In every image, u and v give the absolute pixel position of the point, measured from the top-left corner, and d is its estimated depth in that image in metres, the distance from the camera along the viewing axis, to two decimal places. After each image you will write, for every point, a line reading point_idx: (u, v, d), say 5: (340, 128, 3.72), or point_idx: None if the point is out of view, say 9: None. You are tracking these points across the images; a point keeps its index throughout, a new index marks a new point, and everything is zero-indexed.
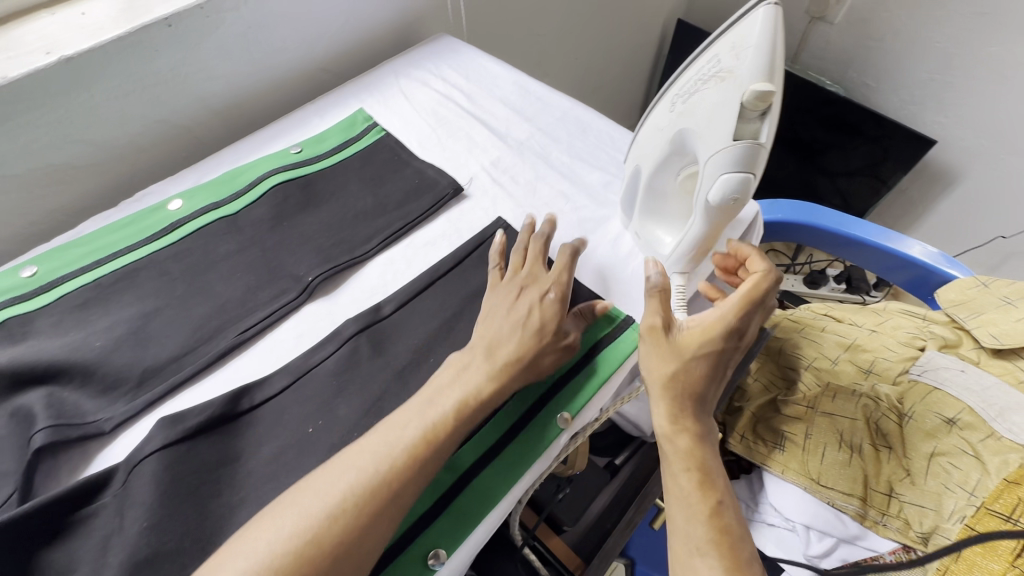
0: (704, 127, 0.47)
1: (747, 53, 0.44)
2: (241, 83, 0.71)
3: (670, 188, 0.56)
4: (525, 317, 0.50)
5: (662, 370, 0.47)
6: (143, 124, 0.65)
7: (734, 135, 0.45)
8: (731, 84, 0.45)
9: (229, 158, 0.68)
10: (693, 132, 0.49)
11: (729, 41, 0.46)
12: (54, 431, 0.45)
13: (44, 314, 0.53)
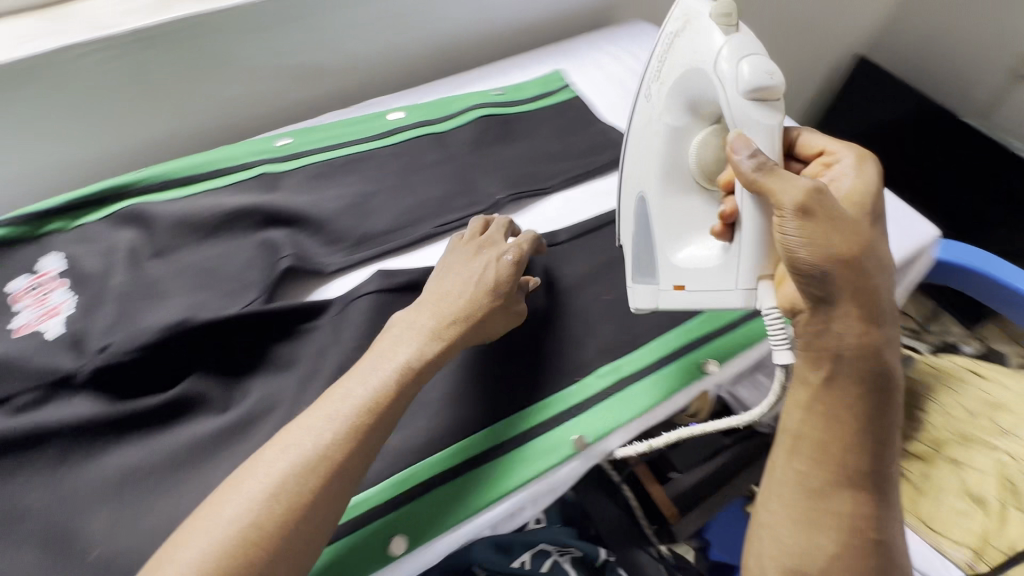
0: (698, 63, 0.49)
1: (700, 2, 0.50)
2: (465, 28, 0.80)
3: (687, 182, 0.52)
4: (490, 279, 0.50)
5: (844, 290, 0.39)
6: (384, 46, 0.76)
7: (725, 37, 0.47)
8: (695, 23, 0.50)
9: (442, 88, 0.78)
10: (690, 75, 0.50)
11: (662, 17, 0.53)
12: (295, 260, 0.57)
13: (291, 176, 0.65)
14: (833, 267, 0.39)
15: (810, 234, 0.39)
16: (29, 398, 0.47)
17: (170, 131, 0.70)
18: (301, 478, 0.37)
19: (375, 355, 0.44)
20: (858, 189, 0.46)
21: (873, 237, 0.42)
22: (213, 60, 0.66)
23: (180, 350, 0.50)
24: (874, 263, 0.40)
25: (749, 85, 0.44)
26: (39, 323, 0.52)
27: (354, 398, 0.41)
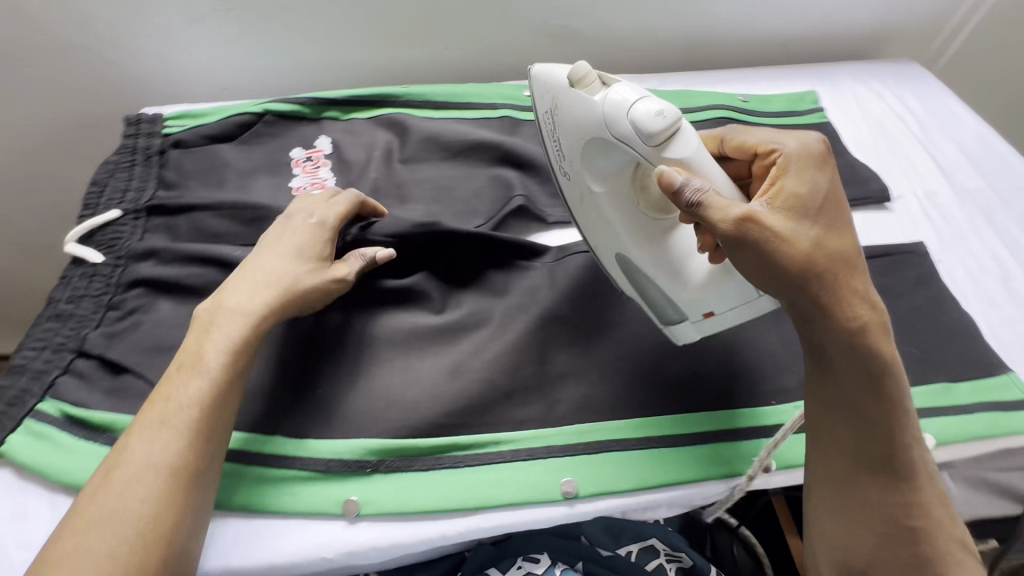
0: (593, 134, 0.46)
1: (554, 76, 0.47)
2: (722, 29, 0.79)
3: (642, 228, 0.48)
4: (296, 246, 0.50)
5: (794, 285, 0.41)
6: (641, 27, 0.78)
7: (595, 97, 0.44)
8: (566, 109, 0.47)
9: (684, 81, 0.77)
10: (594, 146, 0.47)
11: (537, 94, 0.49)
12: (525, 202, 0.60)
13: (529, 124, 0.69)
14: (766, 269, 0.41)
15: (748, 247, 0.41)
16: None
17: (434, 59, 0.77)
18: (163, 475, 0.40)
19: (224, 339, 0.45)
20: (815, 188, 0.43)
21: (827, 230, 0.42)
22: (495, 3, 0.72)
23: (410, 250, 0.54)
24: (823, 253, 0.41)
25: (636, 128, 0.42)
26: (312, 189, 0.61)
27: (188, 397, 0.42)
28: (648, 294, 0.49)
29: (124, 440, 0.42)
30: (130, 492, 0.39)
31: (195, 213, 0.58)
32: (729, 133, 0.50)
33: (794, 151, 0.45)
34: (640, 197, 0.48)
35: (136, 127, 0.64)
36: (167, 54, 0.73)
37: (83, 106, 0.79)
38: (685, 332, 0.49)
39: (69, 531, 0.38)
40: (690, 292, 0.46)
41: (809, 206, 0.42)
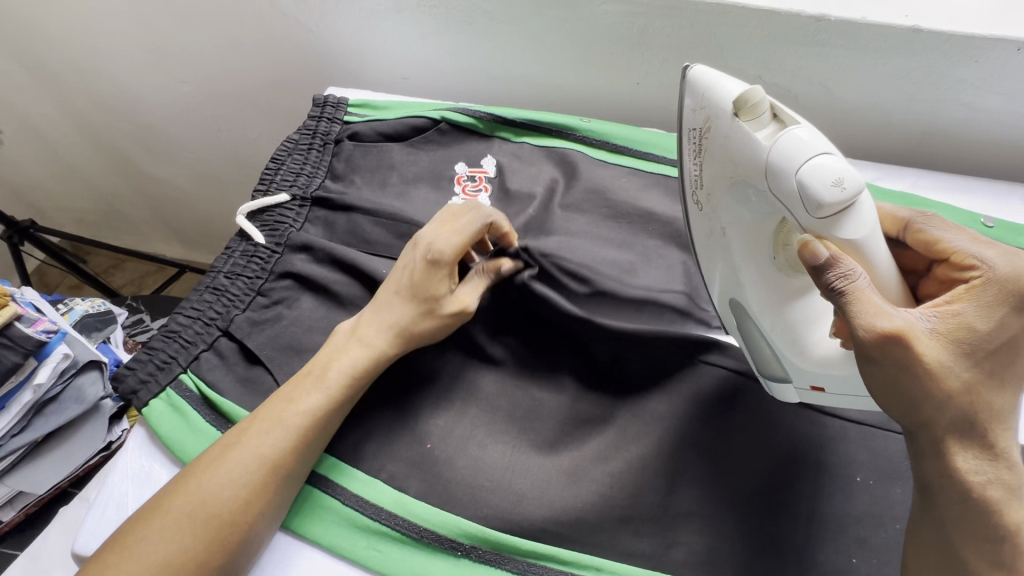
0: (744, 175, 0.38)
1: (709, 91, 0.38)
2: (983, 128, 0.64)
3: (771, 282, 0.41)
4: (408, 284, 0.48)
5: (914, 408, 0.36)
6: (874, 105, 0.65)
7: (754, 126, 0.36)
8: (711, 125, 0.39)
9: (913, 180, 0.63)
10: (738, 187, 0.39)
11: (688, 105, 0.40)
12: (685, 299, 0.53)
13: None
14: (892, 389, 0.36)
15: (889, 368, 0.35)
16: None
17: (622, 94, 0.72)
18: (263, 469, 0.41)
19: (344, 370, 0.45)
20: (1001, 334, 0.36)
21: (987, 377, 0.36)
22: (711, 51, 0.65)
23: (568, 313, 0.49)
24: (963, 390, 0.36)
25: (805, 189, 0.34)
26: None
27: (302, 422, 0.43)
28: (751, 339, 0.45)
29: (245, 424, 0.43)
30: (223, 493, 0.40)
31: (354, 214, 0.58)
32: (920, 221, 0.41)
33: (999, 279, 0.37)
34: (779, 252, 0.40)
35: (320, 110, 0.66)
36: (365, 38, 0.74)
37: (279, 70, 0.83)
38: (785, 388, 0.44)
39: (160, 504, 0.40)
40: (804, 361, 0.40)
41: (978, 348, 0.36)
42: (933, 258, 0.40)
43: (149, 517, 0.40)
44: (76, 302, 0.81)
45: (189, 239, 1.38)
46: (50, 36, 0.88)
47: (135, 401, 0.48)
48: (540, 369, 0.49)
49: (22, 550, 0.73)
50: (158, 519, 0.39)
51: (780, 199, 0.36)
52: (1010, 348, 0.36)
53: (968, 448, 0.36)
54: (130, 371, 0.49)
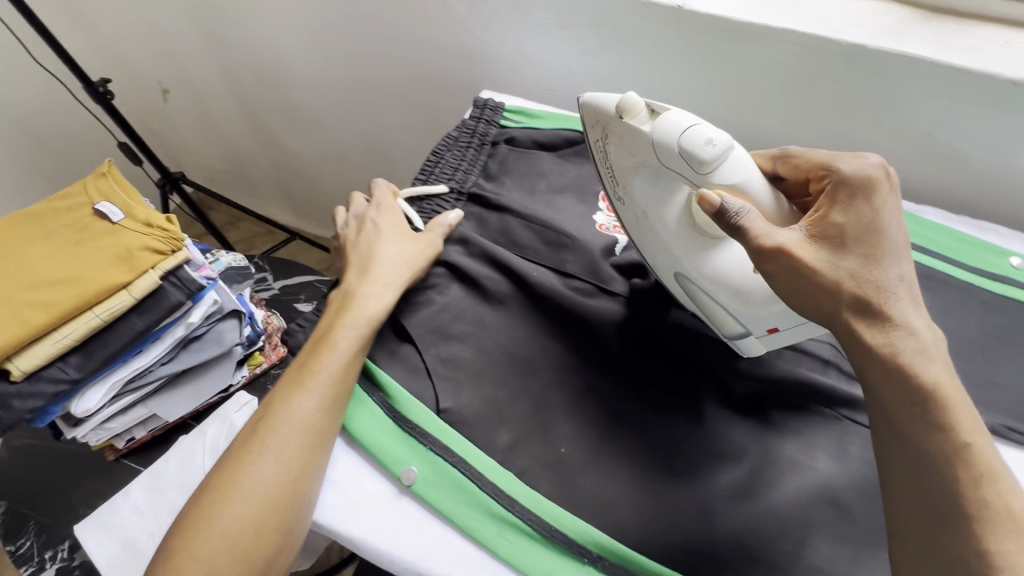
0: (642, 158, 0.46)
1: (599, 106, 0.48)
2: None
3: (690, 242, 0.46)
4: (401, 228, 0.58)
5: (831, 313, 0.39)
6: None
7: (633, 122, 0.45)
8: (608, 130, 0.48)
9: None
10: (645, 172, 0.47)
11: (587, 122, 0.50)
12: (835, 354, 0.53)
13: None
14: (799, 295, 0.39)
15: (788, 278, 0.39)
16: (582, 286, 0.57)
17: (772, 131, 0.73)
18: (304, 430, 0.47)
19: (357, 321, 0.52)
20: (863, 218, 0.40)
21: (866, 261, 0.39)
22: (880, 102, 0.64)
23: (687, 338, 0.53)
24: (850, 280, 0.38)
25: (687, 151, 0.42)
26: (613, 231, 0.61)
27: (332, 369, 0.49)
28: (704, 307, 0.48)
29: (280, 397, 0.49)
30: (281, 447, 0.46)
31: (507, 218, 0.61)
32: (792, 150, 0.47)
33: (836, 171, 0.42)
34: (693, 216, 0.46)
35: (480, 111, 0.69)
36: (524, 48, 0.78)
37: (430, 67, 0.88)
38: (750, 343, 0.48)
39: (231, 470, 0.46)
40: (746, 311, 0.45)
41: (852, 241, 0.39)
42: (805, 179, 0.46)
43: (225, 485, 0.45)
44: (221, 253, 0.90)
45: (301, 209, 1.48)
46: (234, 13, 0.98)
47: None
48: (679, 396, 0.50)
49: (146, 468, 0.81)
50: (233, 490, 0.45)
51: (671, 168, 0.44)
52: (877, 237, 0.40)
53: (872, 328, 0.38)
54: (301, 328, 0.60)
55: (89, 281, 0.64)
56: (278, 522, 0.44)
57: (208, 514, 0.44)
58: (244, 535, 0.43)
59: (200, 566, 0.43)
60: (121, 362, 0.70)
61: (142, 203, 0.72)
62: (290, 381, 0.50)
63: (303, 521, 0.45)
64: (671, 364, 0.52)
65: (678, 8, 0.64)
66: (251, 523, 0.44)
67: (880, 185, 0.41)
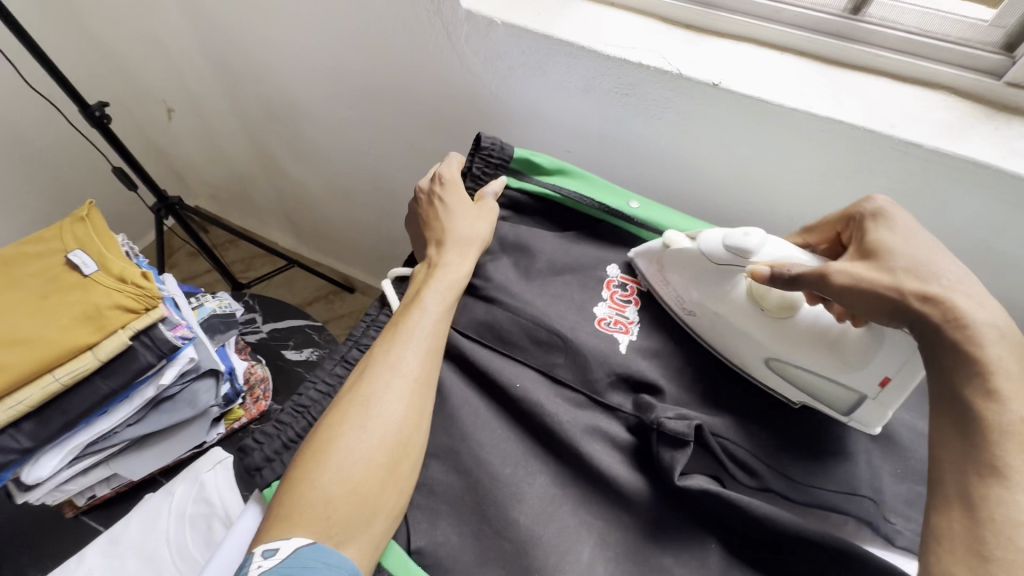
0: (695, 271, 0.51)
1: (651, 253, 0.55)
2: None
3: (773, 327, 0.48)
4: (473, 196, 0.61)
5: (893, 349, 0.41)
6: None
7: (675, 246, 0.53)
8: (662, 264, 0.54)
9: None
10: (702, 280, 0.51)
11: (645, 274, 0.57)
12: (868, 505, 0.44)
13: None
14: (875, 302, 0.42)
15: (861, 294, 0.42)
16: (575, 398, 0.50)
17: (808, 216, 0.67)
18: (409, 378, 0.47)
19: (444, 283, 0.53)
20: (890, 233, 0.45)
21: (904, 257, 0.43)
22: (932, 202, 0.58)
23: (690, 483, 0.42)
24: (906, 277, 0.41)
25: (729, 244, 0.48)
26: (615, 327, 0.54)
27: (427, 321, 0.50)
28: (810, 387, 0.47)
29: (379, 353, 0.48)
30: (391, 392, 0.45)
31: (495, 307, 0.54)
32: (806, 229, 0.54)
33: (850, 211, 0.49)
34: (765, 305, 0.48)
35: (480, 165, 0.64)
36: (543, 107, 0.72)
37: (441, 114, 0.83)
38: (869, 409, 0.45)
39: (341, 412, 0.45)
40: (847, 368, 0.45)
41: (894, 251, 0.43)
42: (834, 234, 0.51)
43: (337, 425, 0.44)
44: (207, 298, 0.85)
45: (303, 234, 1.43)
46: (241, 41, 0.93)
47: (257, 479, 0.46)
48: (674, 544, 0.43)
49: (106, 530, 0.75)
50: (347, 436, 0.43)
51: (725, 265, 0.49)
52: (910, 238, 0.44)
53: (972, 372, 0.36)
54: (258, 445, 0.47)
55: (52, 342, 0.59)
56: (393, 463, 0.43)
57: (322, 450, 0.43)
58: (365, 473, 0.42)
59: (318, 498, 0.41)
60: (82, 426, 0.65)
61: (119, 253, 0.67)
62: (384, 342, 0.49)
63: (413, 464, 0.44)
64: (673, 515, 0.44)
65: (713, 85, 0.58)
66: (369, 462, 0.42)
67: (895, 208, 0.47)
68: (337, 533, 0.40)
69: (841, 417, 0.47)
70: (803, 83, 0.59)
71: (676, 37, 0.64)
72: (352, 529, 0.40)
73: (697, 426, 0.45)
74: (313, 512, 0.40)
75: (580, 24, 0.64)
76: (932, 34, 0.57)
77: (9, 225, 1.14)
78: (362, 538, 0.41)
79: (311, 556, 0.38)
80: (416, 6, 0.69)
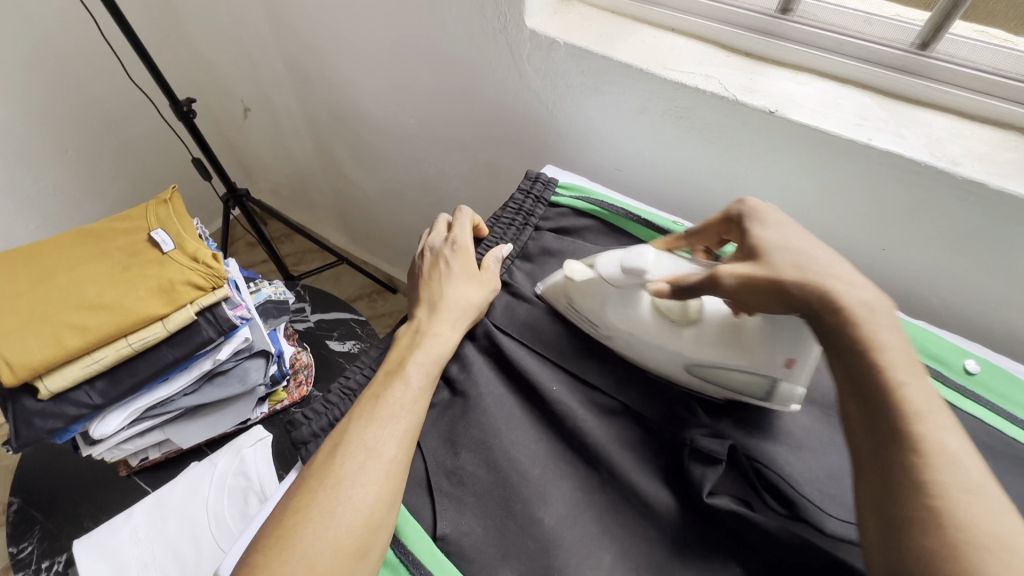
0: (603, 295, 0.52)
1: (551, 282, 0.58)
2: None
3: (676, 337, 0.50)
4: (468, 272, 0.59)
5: None
6: None
7: (568, 271, 0.55)
8: (567, 290, 0.55)
9: None
10: (612, 299, 0.52)
11: (552, 300, 0.58)
12: None
13: (953, 413, 0.52)
14: (757, 289, 0.43)
15: (741, 281, 0.44)
16: (607, 405, 0.51)
17: (860, 252, 0.66)
18: (384, 460, 0.45)
19: (427, 355, 0.52)
20: (764, 232, 0.47)
21: (774, 257, 0.44)
22: (996, 244, 0.55)
23: (719, 502, 0.43)
24: (789, 269, 0.42)
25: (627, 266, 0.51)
26: None
27: (405, 400, 0.48)
28: (729, 381, 0.49)
29: (352, 430, 0.46)
30: (360, 476, 0.43)
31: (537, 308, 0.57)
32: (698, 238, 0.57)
33: (729, 213, 0.53)
34: (669, 313, 0.51)
35: (532, 183, 0.69)
36: (595, 126, 0.75)
37: (497, 128, 0.87)
38: (783, 391, 0.47)
39: (310, 494, 0.43)
40: (751, 355, 0.47)
41: (772, 250, 0.45)
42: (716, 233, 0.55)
43: (305, 503, 0.42)
44: (264, 284, 0.91)
45: (353, 233, 1.50)
46: (317, 49, 1.00)
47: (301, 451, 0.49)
48: (696, 562, 0.42)
49: (153, 491, 0.81)
50: (313, 518, 0.41)
51: (622, 286, 0.52)
52: (774, 237, 0.47)
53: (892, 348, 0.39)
54: (306, 420, 0.50)
55: (127, 309, 0.65)
56: (357, 550, 0.41)
57: (286, 536, 0.41)
58: (327, 560, 0.40)
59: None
60: (145, 389, 0.70)
61: (193, 235, 0.73)
62: (356, 420, 0.47)
63: (380, 550, 0.42)
64: (697, 533, 0.44)
65: (769, 113, 0.59)
66: (340, 538, 0.41)
67: (767, 207, 0.50)
68: None
69: (766, 402, 0.49)
70: (862, 117, 0.58)
71: (735, 65, 0.65)
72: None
73: (732, 448, 0.46)
74: None
75: (640, 48, 0.67)
76: (1007, 73, 0.55)
77: (96, 204, 1.26)
78: None
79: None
80: (483, 24, 0.73)
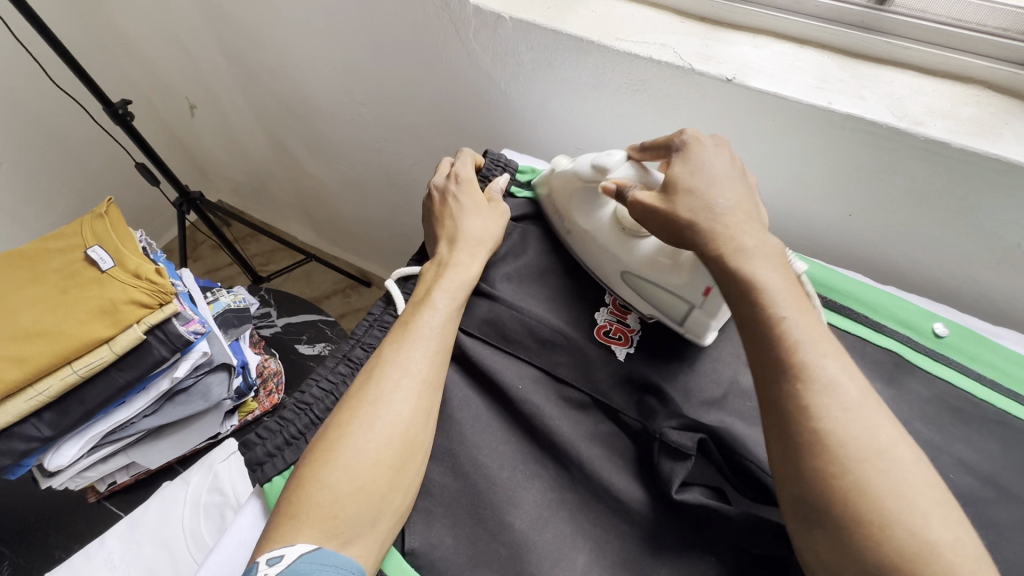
0: (572, 191, 0.56)
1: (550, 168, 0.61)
2: None
3: (616, 241, 0.53)
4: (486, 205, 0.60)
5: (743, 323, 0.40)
6: None
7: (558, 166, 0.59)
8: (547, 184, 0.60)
9: None
10: (578, 197, 0.56)
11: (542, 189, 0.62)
12: None
13: (921, 379, 0.52)
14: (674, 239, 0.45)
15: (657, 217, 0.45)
16: (577, 398, 0.50)
17: (826, 219, 0.64)
18: (418, 380, 0.47)
19: (455, 284, 0.53)
20: (690, 167, 0.46)
21: (693, 199, 0.44)
22: (959, 202, 0.54)
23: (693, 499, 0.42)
24: (686, 209, 0.44)
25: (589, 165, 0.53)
26: (614, 337, 0.54)
27: (435, 322, 0.50)
28: (656, 300, 0.52)
29: (387, 353, 0.48)
30: (398, 392, 0.46)
31: (497, 303, 0.54)
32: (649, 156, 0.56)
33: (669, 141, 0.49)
34: (619, 220, 0.53)
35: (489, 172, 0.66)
36: (551, 104, 0.71)
37: (451, 112, 0.82)
38: (697, 319, 0.50)
39: (348, 412, 0.45)
40: (681, 281, 0.49)
41: (685, 183, 0.45)
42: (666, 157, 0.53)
43: (345, 422, 0.44)
44: (222, 293, 0.87)
45: (319, 228, 1.45)
46: (256, 38, 0.94)
47: (257, 473, 0.47)
48: (670, 555, 0.42)
49: (125, 515, 0.78)
50: (354, 431, 0.44)
51: (587, 183, 0.54)
52: (701, 177, 0.45)
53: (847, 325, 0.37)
54: (260, 440, 0.48)
55: (69, 335, 0.61)
56: (398, 462, 0.43)
57: (330, 449, 0.43)
58: (371, 468, 0.42)
59: (325, 498, 0.41)
60: (100, 415, 0.67)
61: (135, 249, 0.69)
62: (389, 344, 0.49)
63: (419, 464, 0.45)
64: (670, 527, 0.43)
65: (726, 81, 0.56)
66: (378, 460, 0.43)
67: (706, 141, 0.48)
68: (345, 532, 0.40)
69: (679, 328, 0.52)
70: (822, 79, 0.56)
71: (690, 31, 0.61)
72: (359, 527, 0.41)
73: (702, 440, 0.44)
74: (320, 510, 0.41)
75: (590, 19, 0.63)
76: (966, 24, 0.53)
77: (42, 218, 1.19)
78: (367, 538, 0.41)
79: (315, 560, 0.38)
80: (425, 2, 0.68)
